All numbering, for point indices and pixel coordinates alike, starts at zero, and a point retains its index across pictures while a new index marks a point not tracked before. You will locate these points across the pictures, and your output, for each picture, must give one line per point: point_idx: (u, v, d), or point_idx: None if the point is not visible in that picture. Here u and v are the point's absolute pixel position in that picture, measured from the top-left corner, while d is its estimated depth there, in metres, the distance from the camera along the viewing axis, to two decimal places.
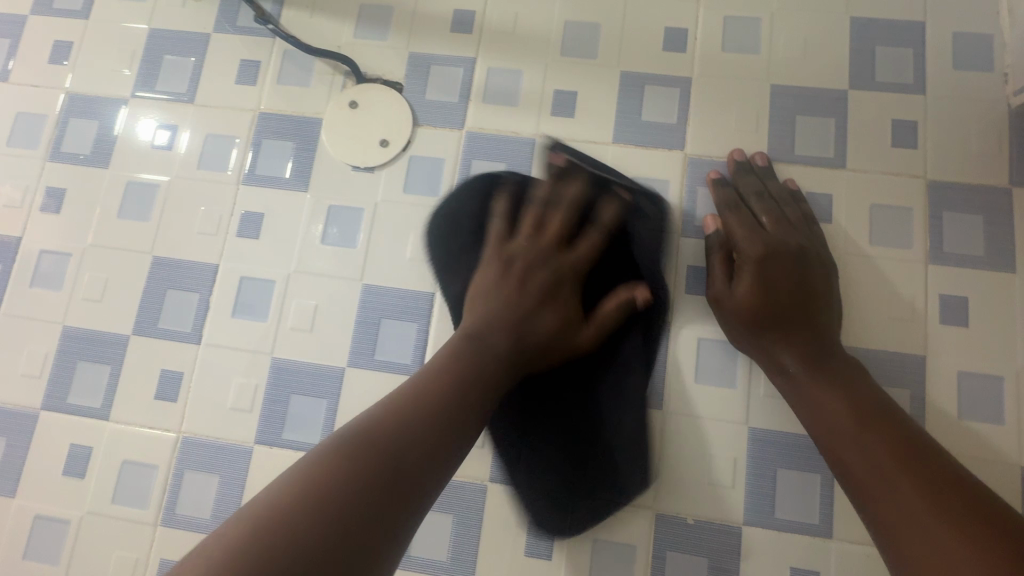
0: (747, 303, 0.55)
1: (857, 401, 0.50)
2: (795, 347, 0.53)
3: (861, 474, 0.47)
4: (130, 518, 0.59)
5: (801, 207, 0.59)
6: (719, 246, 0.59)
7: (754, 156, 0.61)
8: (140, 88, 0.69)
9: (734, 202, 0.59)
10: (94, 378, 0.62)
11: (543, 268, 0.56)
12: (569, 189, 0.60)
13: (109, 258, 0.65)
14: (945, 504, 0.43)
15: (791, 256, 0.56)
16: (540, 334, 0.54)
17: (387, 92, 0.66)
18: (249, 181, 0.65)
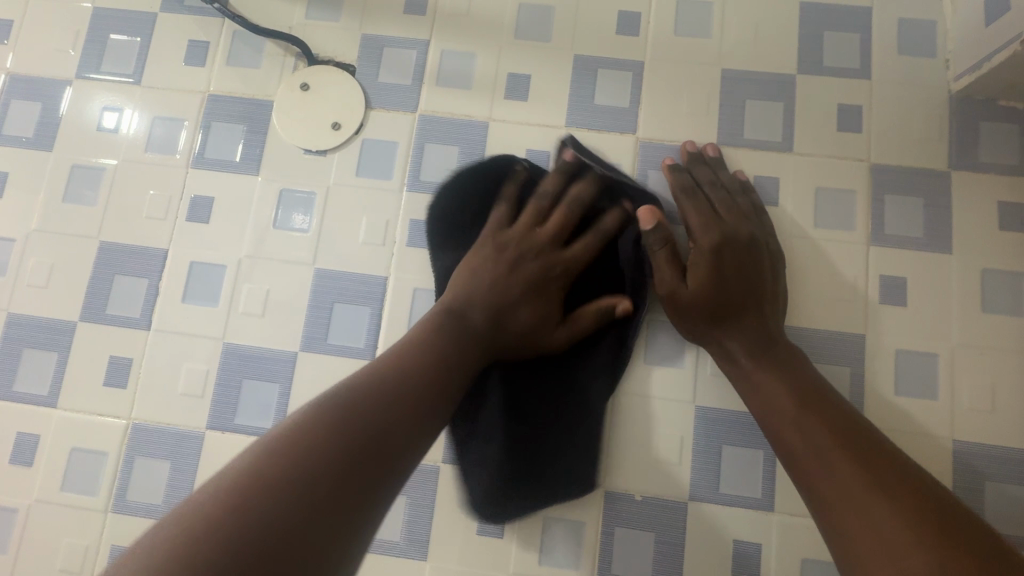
0: (698, 295, 0.55)
1: (800, 387, 0.52)
2: (742, 336, 0.55)
3: (802, 456, 0.48)
4: (80, 505, 0.58)
5: (751, 197, 0.60)
6: (660, 244, 0.56)
7: (705, 147, 0.62)
8: (85, 69, 0.67)
9: (687, 192, 0.59)
10: (40, 366, 0.61)
11: (536, 259, 0.56)
12: (575, 191, 0.58)
13: (55, 243, 0.64)
14: (884, 479, 0.44)
15: (742, 247, 0.56)
16: (515, 326, 0.54)
17: (339, 75, 0.65)
18: (199, 164, 0.64)
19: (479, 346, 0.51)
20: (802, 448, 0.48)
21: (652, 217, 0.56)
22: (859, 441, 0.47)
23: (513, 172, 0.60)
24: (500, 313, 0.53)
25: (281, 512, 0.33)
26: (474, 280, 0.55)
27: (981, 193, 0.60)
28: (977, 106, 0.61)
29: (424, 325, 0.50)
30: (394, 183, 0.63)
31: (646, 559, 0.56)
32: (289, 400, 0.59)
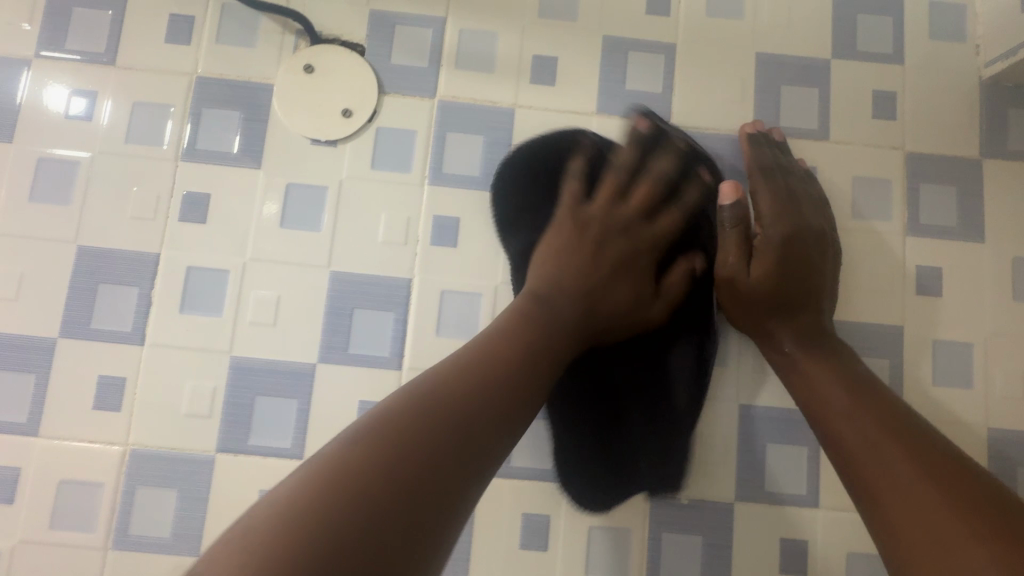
0: (761, 284, 0.53)
1: (847, 378, 0.50)
2: (798, 326, 0.53)
3: (851, 448, 0.47)
4: (75, 543, 0.52)
5: (818, 187, 0.58)
6: (736, 222, 0.54)
7: (771, 130, 0.59)
8: (46, 47, 0.59)
9: (762, 171, 0.56)
10: (15, 390, 0.54)
11: (620, 238, 0.55)
12: (660, 166, 0.56)
13: (23, 249, 0.56)
14: (933, 469, 0.43)
15: (813, 237, 0.54)
16: (608, 306, 0.53)
17: (347, 55, 0.59)
18: (190, 157, 0.57)
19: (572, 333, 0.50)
20: (852, 439, 0.47)
21: (733, 192, 0.54)
22: (903, 430, 0.46)
23: (581, 146, 0.58)
24: (591, 295, 0.52)
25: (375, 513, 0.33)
26: (553, 264, 0.52)
27: (1011, 182, 0.60)
28: (1006, 93, 0.61)
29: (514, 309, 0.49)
30: (414, 176, 0.58)
31: (694, 563, 0.55)
32: (308, 417, 0.54)
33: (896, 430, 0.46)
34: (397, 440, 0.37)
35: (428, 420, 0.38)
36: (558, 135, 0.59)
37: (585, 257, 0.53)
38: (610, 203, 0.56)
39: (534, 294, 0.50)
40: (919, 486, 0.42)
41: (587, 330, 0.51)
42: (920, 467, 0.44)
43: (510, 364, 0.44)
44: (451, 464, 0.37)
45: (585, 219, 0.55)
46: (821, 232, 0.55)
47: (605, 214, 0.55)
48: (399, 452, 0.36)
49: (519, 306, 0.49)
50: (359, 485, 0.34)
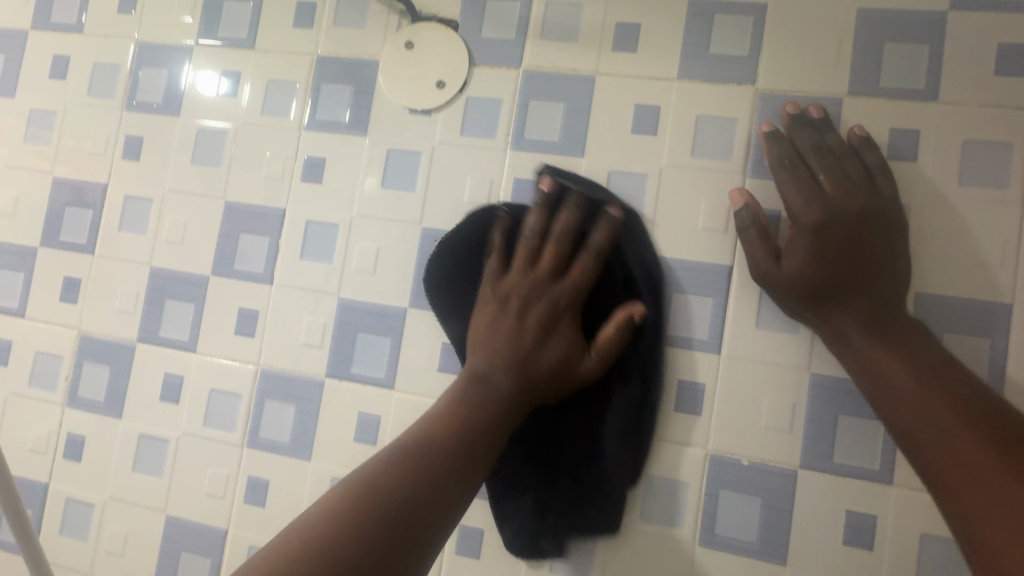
0: (793, 280, 0.53)
1: (925, 366, 0.49)
2: (854, 316, 0.52)
3: (930, 445, 0.47)
4: (220, 440, 0.65)
5: (865, 160, 0.55)
6: (752, 223, 0.55)
7: (809, 107, 0.57)
8: (204, 35, 0.71)
9: (785, 166, 0.55)
10: (180, 315, 0.68)
11: (539, 302, 0.56)
12: (562, 221, 0.56)
13: (186, 203, 0.69)
14: (1015, 464, 0.43)
15: (852, 220, 0.53)
16: (538, 369, 0.54)
17: (443, 31, 0.64)
18: (310, 126, 0.67)
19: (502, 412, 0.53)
20: (930, 435, 0.47)
21: (741, 197, 0.56)
22: (982, 420, 0.46)
23: (496, 219, 0.60)
24: (519, 365, 0.54)
25: None
26: (491, 356, 0.55)
27: None
28: None
29: (458, 396, 0.53)
30: (498, 142, 0.62)
31: (751, 522, 0.56)
32: (399, 353, 0.63)
33: (975, 421, 0.46)
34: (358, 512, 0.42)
35: (372, 510, 0.43)
36: (481, 215, 0.60)
37: (506, 335, 0.55)
38: (526, 270, 0.57)
39: (471, 384, 0.53)
40: (1002, 484, 0.43)
41: (524, 399, 0.54)
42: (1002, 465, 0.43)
43: (453, 447, 0.49)
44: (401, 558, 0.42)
45: (505, 291, 0.56)
46: (863, 210, 0.53)
47: (523, 281, 0.56)
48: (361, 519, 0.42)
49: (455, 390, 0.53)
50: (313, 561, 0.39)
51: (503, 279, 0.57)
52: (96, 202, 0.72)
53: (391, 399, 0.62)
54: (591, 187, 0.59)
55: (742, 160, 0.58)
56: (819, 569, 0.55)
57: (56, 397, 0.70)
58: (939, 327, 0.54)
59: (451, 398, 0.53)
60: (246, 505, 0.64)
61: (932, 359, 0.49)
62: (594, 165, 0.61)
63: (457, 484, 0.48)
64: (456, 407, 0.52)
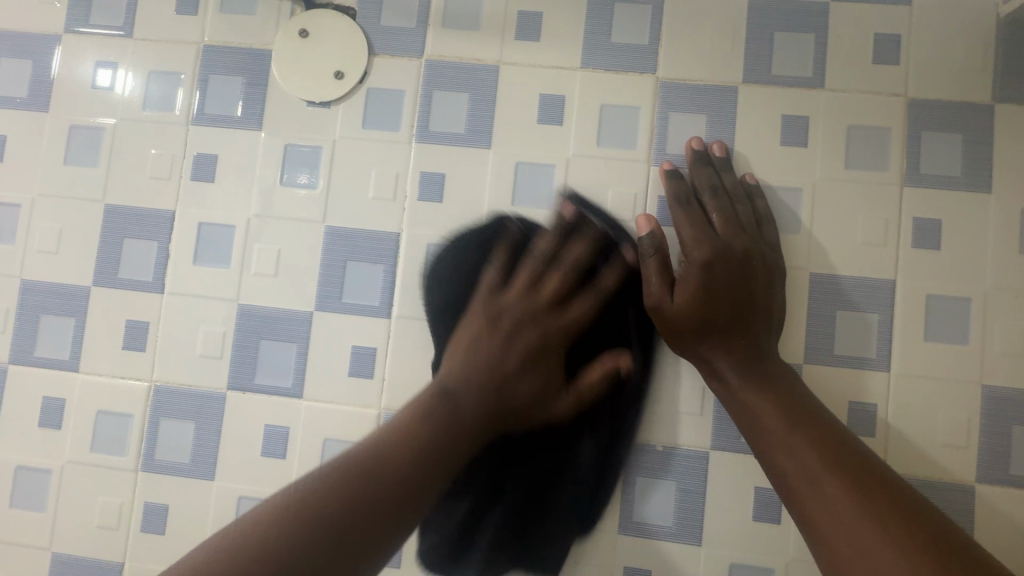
0: (684, 312, 0.53)
1: (788, 403, 0.50)
2: (729, 354, 0.53)
3: (790, 478, 0.47)
4: (111, 465, 0.60)
5: (756, 206, 0.57)
6: (653, 251, 0.55)
7: (713, 145, 0.58)
8: (73, 22, 0.64)
9: (681, 203, 0.56)
10: (59, 331, 0.61)
11: (533, 327, 0.55)
12: (540, 246, 0.57)
13: (61, 207, 0.63)
14: (858, 485, 0.44)
15: (738, 259, 0.54)
16: (516, 399, 0.53)
17: (339, 18, 0.61)
18: (199, 121, 0.62)
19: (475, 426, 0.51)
20: (785, 463, 0.48)
21: (648, 223, 0.56)
22: (833, 449, 0.47)
23: (507, 232, 0.58)
24: (496, 398, 0.52)
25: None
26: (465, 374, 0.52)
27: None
28: None
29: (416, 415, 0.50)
30: (402, 135, 0.60)
31: (666, 506, 0.57)
32: (306, 359, 0.59)
33: (831, 452, 0.47)
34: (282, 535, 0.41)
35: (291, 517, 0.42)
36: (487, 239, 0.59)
37: (489, 350, 0.53)
38: (526, 294, 0.55)
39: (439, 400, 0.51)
40: (851, 509, 0.43)
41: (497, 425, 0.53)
42: (853, 490, 0.44)
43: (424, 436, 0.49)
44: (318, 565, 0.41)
45: (500, 308, 0.55)
46: (748, 254, 0.54)
47: (516, 301, 0.55)
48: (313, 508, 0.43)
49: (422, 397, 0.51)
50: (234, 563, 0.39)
51: (499, 295, 0.56)
52: None
53: (299, 409, 0.59)
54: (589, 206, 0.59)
55: (645, 150, 0.59)
56: (732, 546, 0.56)
57: None
58: (832, 305, 0.57)
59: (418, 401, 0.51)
60: (142, 534, 0.59)
61: (795, 401, 0.50)
62: (501, 157, 0.59)
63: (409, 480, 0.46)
64: (418, 412, 0.50)
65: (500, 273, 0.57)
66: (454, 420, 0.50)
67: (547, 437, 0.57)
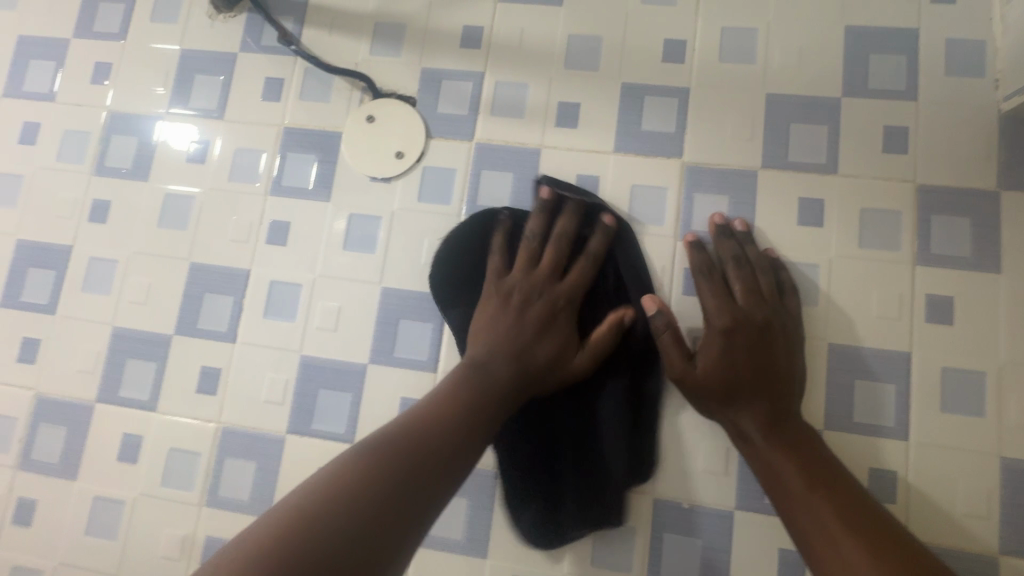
0: (708, 378, 0.58)
1: (810, 465, 0.54)
2: (754, 416, 0.56)
3: (813, 537, 0.50)
4: (178, 499, 0.66)
5: (779, 278, 0.62)
6: (666, 327, 0.60)
7: (735, 221, 0.63)
8: (175, 105, 0.75)
9: (704, 273, 0.62)
10: (141, 374, 0.69)
11: (540, 298, 0.61)
12: (529, 227, 0.64)
13: (152, 264, 0.71)
14: (878, 547, 0.48)
15: (758, 325, 0.59)
16: (537, 357, 0.59)
17: (402, 106, 0.70)
18: (276, 191, 0.71)
19: (507, 387, 0.57)
20: (808, 523, 0.51)
21: (654, 302, 0.61)
22: (851, 508, 0.51)
23: (500, 222, 0.65)
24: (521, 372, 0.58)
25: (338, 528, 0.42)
26: (491, 345, 0.59)
27: None
28: None
29: (455, 382, 0.56)
30: (452, 209, 0.68)
31: (693, 563, 0.59)
32: (359, 408, 0.65)
33: (850, 515, 0.50)
34: (360, 486, 0.45)
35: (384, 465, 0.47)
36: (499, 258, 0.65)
37: (507, 325, 0.60)
38: (524, 272, 0.63)
39: (472, 368, 0.57)
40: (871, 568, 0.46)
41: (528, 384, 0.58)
42: (871, 553, 0.47)
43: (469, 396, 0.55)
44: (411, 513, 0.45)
45: (506, 287, 0.62)
46: (765, 321, 0.59)
47: (522, 280, 0.62)
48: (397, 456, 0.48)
49: (456, 372, 0.57)
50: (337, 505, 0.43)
51: (503, 278, 0.63)
52: (59, 262, 0.73)
53: None
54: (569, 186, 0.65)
55: (673, 226, 0.65)
56: None
57: (9, 459, 0.70)
58: (850, 374, 0.60)
59: (454, 375, 0.57)
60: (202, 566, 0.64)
61: (815, 463, 0.54)
62: None
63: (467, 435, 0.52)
64: (459, 384, 0.55)
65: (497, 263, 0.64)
66: (490, 385, 0.56)
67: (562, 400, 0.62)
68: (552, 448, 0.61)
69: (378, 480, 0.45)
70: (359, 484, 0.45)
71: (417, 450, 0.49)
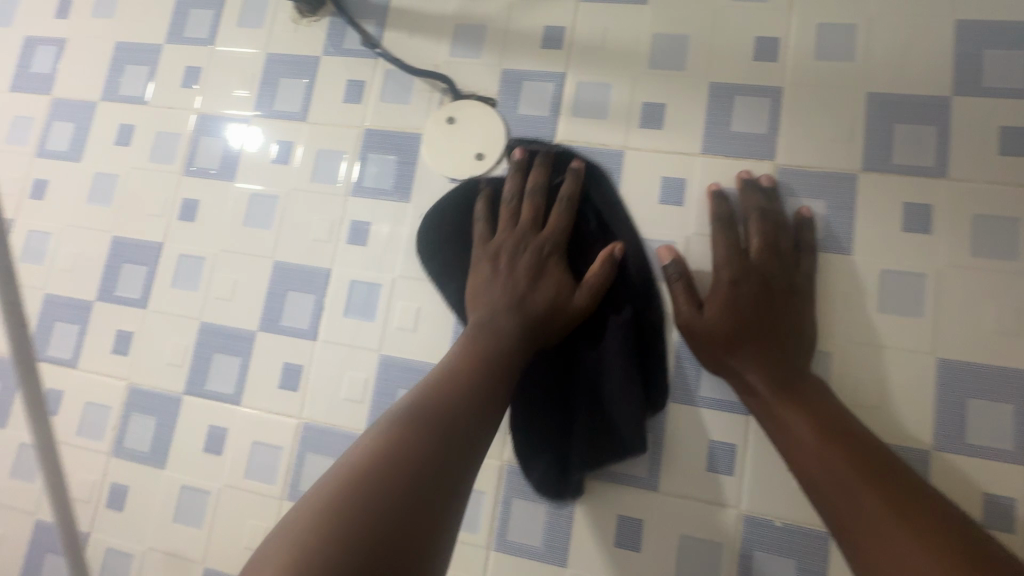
0: (713, 326, 0.59)
1: (823, 417, 0.55)
2: (762, 369, 0.58)
3: (826, 487, 0.52)
4: (261, 491, 0.68)
5: (802, 237, 0.61)
6: (677, 276, 0.61)
7: (761, 176, 0.63)
8: (260, 107, 0.77)
9: (722, 223, 0.62)
10: (227, 368, 0.71)
11: (527, 250, 0.64)
12: (508, 186, 0.67)
13: (237, 261, 0.73)
14: (893, 497, 0.49)
15: (770, 279, 0.60)
16: (536, 302, 0.61)
17: (482, 108, 0.70)
18: (357, 192, 0.72)
19: (510, 341, 0.59)
20: (820, 474, 0.53)
21: (669, 253, 0.62)
22: (868, 464, 0.52)
23: (480, 190, 0.69)
24: (524, 323, 0.60)
25: (379, 505, 0.43)
26: (492, 300, 0.62)
27: None
28: None
29: (462, 345, 0.58)
30: None
31: None
32: None
33: (867, 470, 0.52)
34: (395, 460, 0.46)
35: (416, 436, 0.48)
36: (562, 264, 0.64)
37: (503, 283, 0.62)
38: (510, 228, 0.65)
39: (480, 326, 0.60)
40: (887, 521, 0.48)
41: (530, 333, 0.60)
42: (887, 502, 0.49)
43: (483, 360, 0.57)
44: (442, 481, 0.47)
45: (496, 247, 0.65)
46: (778, 277, 0.60)
47: (510, 237, 0.65)
48: (425, 429, 0.49)
49: (467, 334, 0.60)
50: (377, 482, 0.45)
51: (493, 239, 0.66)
52: (151, 258, 0.76)
53: None
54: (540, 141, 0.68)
55: None
56: None
57: (103, 445, 0.73)
58: (960, 392, 0.57)
59: (468, 338, 0.59)
60: None
61: (831, 417, 0.55)
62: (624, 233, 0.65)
63: (488, 399, 0.54)
64: (468, 345, 0.58)
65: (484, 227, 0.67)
66: (496, 340, 0.59)
67: (571, 341, 0.65)
68: (569, 392, 0.64)
69: (409, 454, 0.47)
70: (394, 463, 0.46)
71: (441, 417, 0.51)
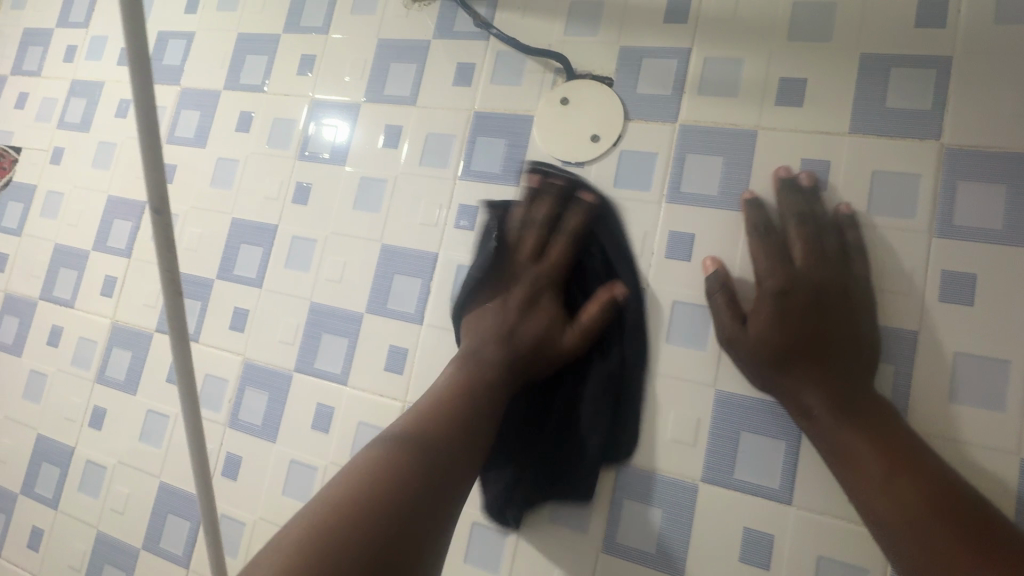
0: (762, 344, 0.55)
1: (888, 442, 0.51)
2: (819, 389, 0.53)
3: (891, 517, 0.49)
4: None
5: (846, 235, 0.56)
6: (721, 289, 0.58)
7: (800, 173, 0.59)
8: (370, 93, 0.78)
9: (762, 232, 0.58)
10: (335, 348, 0.72)
11: (527, 283, 0.65)
12: (540, 210, 0.66)
13: (346, 244, 0.75)
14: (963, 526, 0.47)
15: (816, 291, 0.55)
16: (522, 340, 0.63)
17: (598, 88, 0.67)
18: (465, 176, 0.71)
19: (482, 376, 0.61)
20: (880, 501, 0.50)
21: (714, 263, 0.59)
22: (927, 487, 0.49)
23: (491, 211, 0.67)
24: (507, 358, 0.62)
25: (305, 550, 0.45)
26: (484, 335, 0.64)
27: None
28: None
29: (456, 383, 0.60)
30: (653, 195, 0.63)
31: None
32: None
33: (928, 491, 0.48)
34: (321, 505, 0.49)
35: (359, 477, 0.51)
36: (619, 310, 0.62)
37: (498, 314, 0.65)
38: (518, 259, 0.66)
39: (467, 360, 0.62)
40: (958, 549, 0.46)
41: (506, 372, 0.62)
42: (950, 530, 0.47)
43: (467, 398, 0.59)
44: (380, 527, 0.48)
45: (505, 277, 0.67)
46: (829, 286, 0.55)
47: (520, 269, 0.66)
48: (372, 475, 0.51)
49: (461, 369, 0.62)
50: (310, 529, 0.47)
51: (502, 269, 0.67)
52: (266, 240, 0.79)
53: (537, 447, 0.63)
54: (558, 172, 0.66)
55: (927, 220, 0.55)
56: None
57: (219, 416, 0.77)
58: None
59: (464, 375, 0.61)
60: None
61: (898, 439, 0.51)
62: None
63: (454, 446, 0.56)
64: (461, 385, 0.60)
65: (502, 232, 0.66)
66: (481, 376, 0.61)
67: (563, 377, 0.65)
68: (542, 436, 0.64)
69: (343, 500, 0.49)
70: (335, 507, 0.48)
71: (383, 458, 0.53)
